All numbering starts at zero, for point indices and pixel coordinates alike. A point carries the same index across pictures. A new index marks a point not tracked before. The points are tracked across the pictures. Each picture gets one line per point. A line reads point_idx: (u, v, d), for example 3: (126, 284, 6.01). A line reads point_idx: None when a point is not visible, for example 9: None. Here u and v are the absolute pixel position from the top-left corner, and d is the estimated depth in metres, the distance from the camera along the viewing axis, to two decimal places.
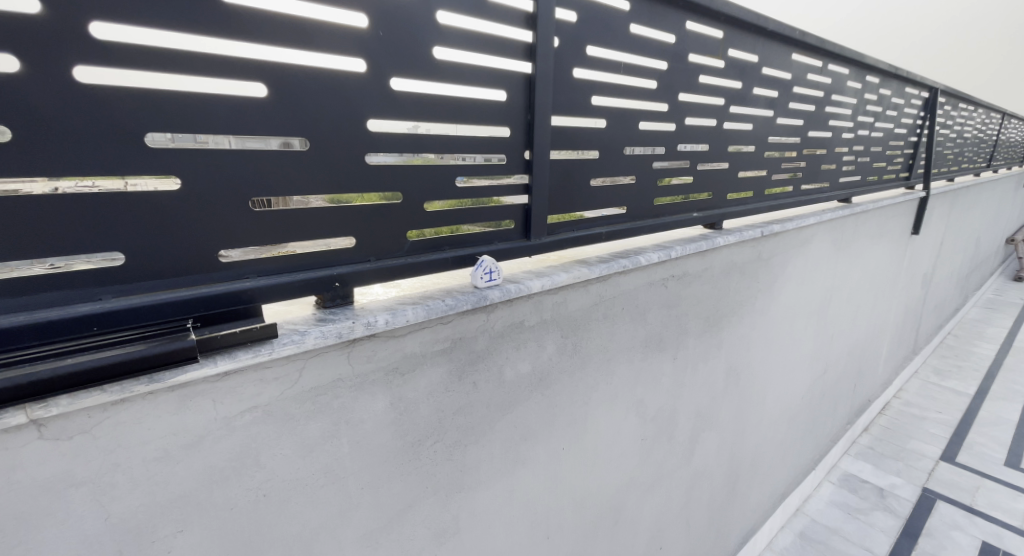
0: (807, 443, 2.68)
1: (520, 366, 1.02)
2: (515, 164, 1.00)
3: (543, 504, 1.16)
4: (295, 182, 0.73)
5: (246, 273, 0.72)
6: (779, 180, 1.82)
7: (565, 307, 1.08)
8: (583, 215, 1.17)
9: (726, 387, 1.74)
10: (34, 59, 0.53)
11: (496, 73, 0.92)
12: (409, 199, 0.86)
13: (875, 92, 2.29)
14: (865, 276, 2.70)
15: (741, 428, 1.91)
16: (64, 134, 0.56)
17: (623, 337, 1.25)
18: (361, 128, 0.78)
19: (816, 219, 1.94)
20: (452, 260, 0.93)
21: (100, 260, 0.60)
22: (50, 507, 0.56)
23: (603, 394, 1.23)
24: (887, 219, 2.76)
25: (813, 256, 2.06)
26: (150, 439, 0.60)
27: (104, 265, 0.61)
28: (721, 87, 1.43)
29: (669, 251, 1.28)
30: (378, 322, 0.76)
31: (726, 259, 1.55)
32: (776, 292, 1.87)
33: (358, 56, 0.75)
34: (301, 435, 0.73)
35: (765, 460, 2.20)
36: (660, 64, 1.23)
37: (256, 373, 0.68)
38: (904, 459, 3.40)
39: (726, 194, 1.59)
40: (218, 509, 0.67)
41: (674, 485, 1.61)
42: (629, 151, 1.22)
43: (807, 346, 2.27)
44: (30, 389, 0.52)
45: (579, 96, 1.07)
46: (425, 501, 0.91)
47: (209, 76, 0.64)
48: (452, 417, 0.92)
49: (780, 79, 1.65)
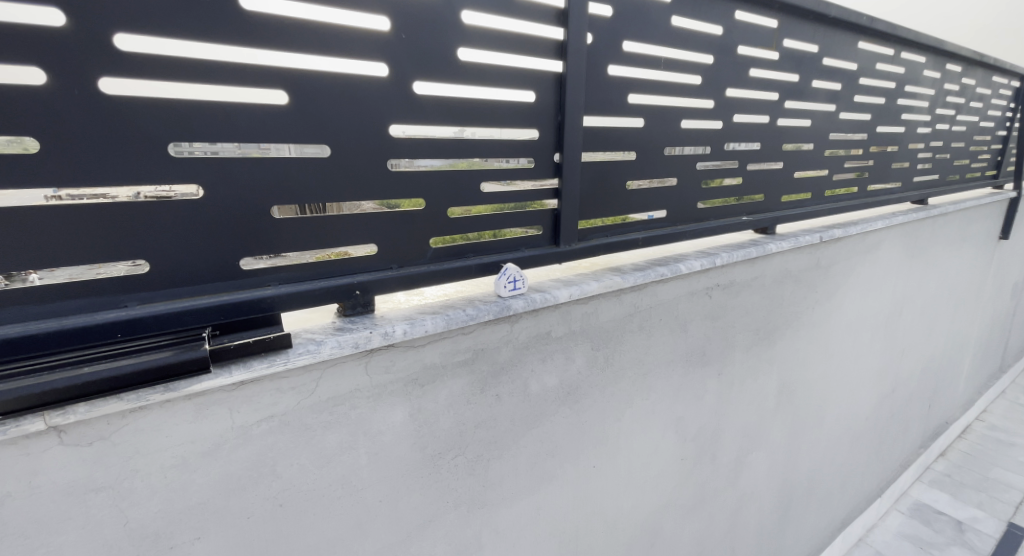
0: (872, 467, 2.45)
1: (546, 379, 0.97)
2: (544, 168, 0.95)
3: (571, 523, 1.10)
4: (315, 189, 0.72)
5: (267, 281, 0.72)
6: (842, 180, 1.67)
7: (597, 317, 1.02)
8: (618, 220, 1.11)
9: (777, 405, 1.61)
10: (63, 72, 0.55)
11: (524, 73, 0.88)
12: (432, 204, 0.84)
13: (957, 81, 2.06)
14: (943, 286, 2.44)
15: (794, 451, 1.76)
16: (92, 146, 0.57)
17: (661, 349, 1.18)
18: (382, 133, 0.76)
19: (885, 222, 1.76)
20: (476, 268, 0.90)
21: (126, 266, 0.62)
22: (72, 511, 0.57)
23: (637, 410, 1.16)
24: (969, 222, 2.48)
25: (881, 263, 1.88)
26: (168, 447, 0.61)
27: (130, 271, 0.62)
28: (775, 80, 1.32)
29: (713, 259, 1.19)
30: (396, 332, 0.74)
31: (779, 266, 1.43)
32: (836, 303, 1.71)
33: (380, 60, 0.73)
34: (318, 446, 0.72)
35: (821, 485, 2.02)
36: (705, 58, 1.14)
37: (273, 383, 0.67)
38: (987, 490, 3.05)
39: (779, 196, 1.47)
40: (234, 518, 0.67)
41: (717, 508, 1.50)
42: (669, 152, 1.15)
43: (872, 362, 2.07)
44: (48, 397, 0.53)
45: (614, 95, 1.01)
46: (446, 515, 0.88)
47: (230, 85, 0.64)
48: (474, 430, 0.89)
49: (844, 70, 1.51)
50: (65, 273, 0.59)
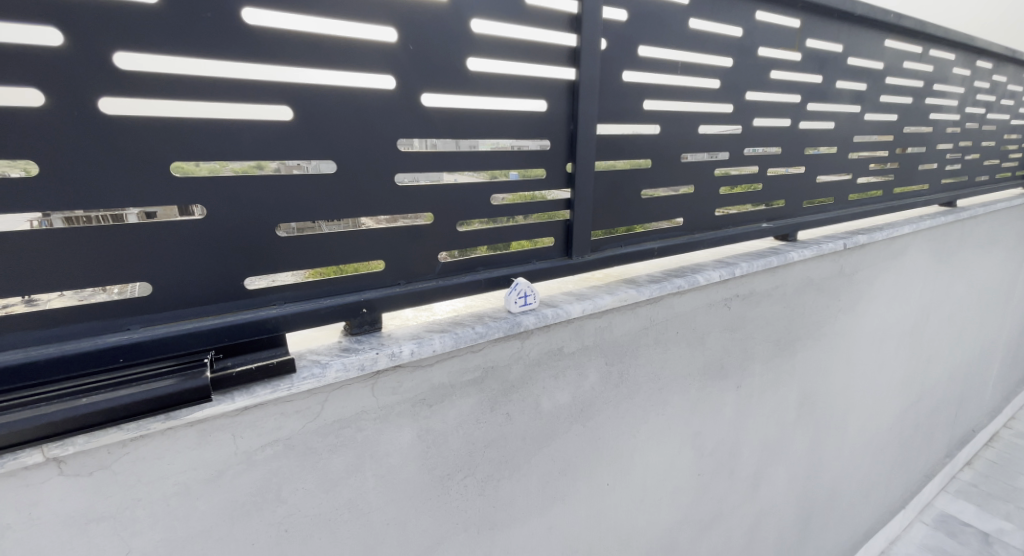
0: (895, 478, 2.37)
1: (558, 396, 0.95)
2: (556, 178, 0.92)
3: (584, 542, 1.07)
4: (320, 206, 0.70)
5: (272, 300, 0.70)
6: (866, 184, 1.61)
7: (611, 332, 0.99)
8: (632, 230, 1.08)
9: (797, 417, 1.55)
10: (61, 92, 0.53)
11: (536, 82, 0.85)
12: (440, 218, 0.81)
13: (988, 78, 1.98)
14: (971, 291, 2.35)
15: (815, 463, 1.71)
16: (92, 168, 0.56)
17: (677, 363, 1.14)
18: (389, 147, 0.73)
19: (911, 227, 1.70)
20: (486, 283, 0.87)
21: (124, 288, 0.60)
22: (73, 541, 0.56)
23: (653, 426, 1.13)
24: (999, 225, 2.39)
25: (906, 269, 1.81)
26: (170, 474, 0.60)
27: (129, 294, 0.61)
28: (798, 82, 1.27)
29: (732, 269, 1.15)
30: (403, 353, 0.72)
31: (801, 274, 1.38)
32: (860, 311, 1.65)
33: (387, 72, 0.71)
34: (324, 469, 0.70)
35: (843, 498, 1.96)
36: (724, 61, 1.10)
37: (277, 407, 0.65)
38: (1016, 500, 2.95)
39: (801, 202, 1.42)
40: (239, 544, 0.65)
41: (735, 523, 1.46)
42: (686, 158, 1.11)
43: (897, 371, 2.00)
44: (47, 429, 0.52)
45: (629, 102, 0.97)
46: (456, 537, 0.86)
47: (233, 102, 0.62)
48: (484, 449, 0.86)
49: (870, 70, 1.45)
50: (94, 285, 0.59)
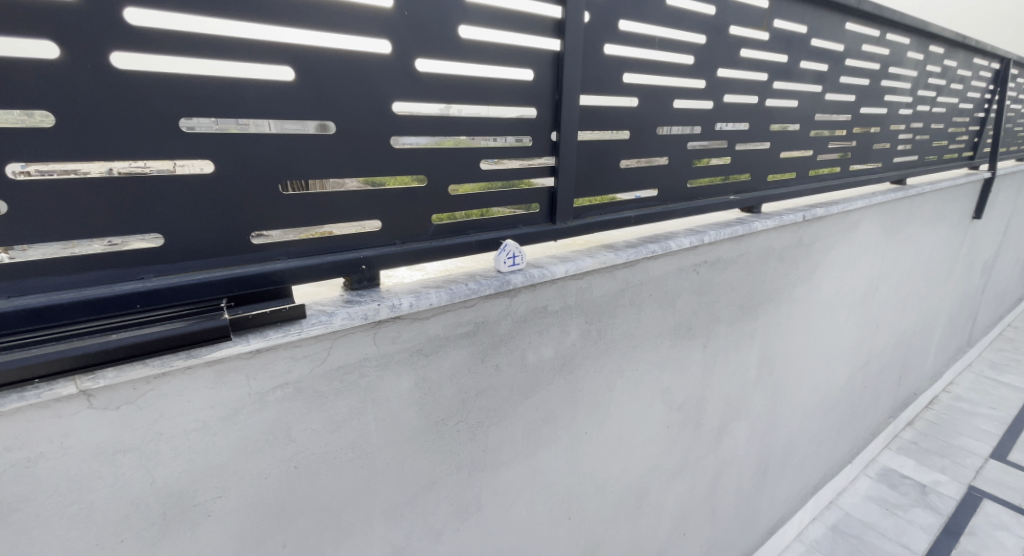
0: (844, 435, 2.59)
1: (543, 350, 1.02)
2: (541, 146, 0.98)
3: (565, 486, 1.17)
4: (324, 165, 0.73)
5: (277, 255, 0.73)
6: (826, 161, 1.72)
7: (590, 292, 1.07)
8: (612, 197, 1.15)
9: (758, 376, 1.69)
10: (74, 45, 0.55)
11: (523, 52, 0.90)
12: (434, 181, 0.86)
13: (939, 63, 2.11)
14: (917, 263, 2.55)
15: (773, 419, 1.86)
16: (102, 120, 0.58)
17: (650, 322, 1.23)
18: (386, 111, 0.77)
19: (865, 202, 1.83)
20: (477, 245, 0.93)
21: (58, 248, 0.59)
22: (100, 471, 0.61)
23: (627, 380, 1.22)
24: (945, 202, 2.57)
25: (860, 241, 1.95)
26: (191, 411, 0.65)
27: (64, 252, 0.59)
28: (765, 61, 1.35)
29: (702, 236, 1.23)
30: (402, 305, 0.77)
31: (764, 243, 1.49)
32: (816, 280, 1.79)
33: (383, 37, 0.74)
34: (329, 411, 0.76)
35: (797, 451, 2.14)
36: (698, 38, 1.17)
37: (286, 351, 0.71)
38: (950, 456, 3.24)
39: (766, 176, 1.51)
40: (253, 478, 0.71)
41: (700, 472, 1.60)
42: (662, 131, 1.18)
43: (848, 335, 2.16)
44: (80, 361, 0.57)
45: (610, 75, 1.03)
46: (449, 478, 0.93)
47: (238, 61, 0.64)
48: (475, 398, 0.93)
49: (831, 51, 1.54)
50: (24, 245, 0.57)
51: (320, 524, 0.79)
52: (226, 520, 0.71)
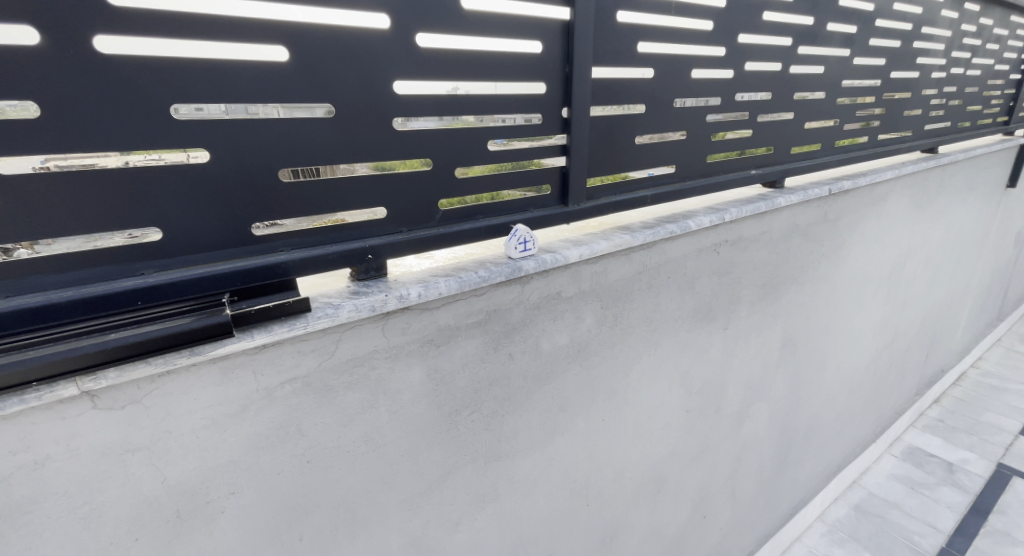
0: (868, 415, 2.53)
1: (557, 337, 0.99)
2: (552, 124, 0.93)
3: (583, 473, 1.15)
4: (323, 151, 0.70)
5: (279, 246, 0.71)
6: (852, 130, 1.63)
7: (606, 276, 1.03)
8: (627, 176, 1.09)
9: (780, 357, 1.64)
10: (54, 30, 0.51)
11: (531, 23, 0.84)
12: (440, 165, 0.82)
13: (975, 22, 1.98)
14: (947, 236, 2.44)
15: (795, 401, 1.82)
16: (88, 111, 0.55)
17: (668, 305, 1.19)
18: (386, 91, 0.73)
19: (894, 172, 1.74)
20: (486, 230, 0.89)
21: (79, 243, 0.58)
22: (109, 471, 0.60)
23: (645, 366, 1.19)
24: (978, 171, 2.45)
25: (888, 214, 1.87)
26: (198, 409, 0.64)
27: (85, 246, 0.58)
28: (789, 24, 1.26)
29: (722, 214, 1.18)
30: (411, 295, 0.74)
31: (787, 220, 1.42)
32: (841, 256, 1.71)
33: (381, 11, 0.69)
34: (340, 406, 0.75)
35: (819, 432, 2.10)
36: (717, 2, 1.09)
37: (293, 346, 0.69)
38: (978, 433, 3.16)
39: (790, 148, 1.44)
40: (266, 474, 0.70)
41: (721, 456, 1.57)
42: (678, 103, 1.11)
43: (874, 313, 2.09)
44: (80, 362, 0.56)
45: (623, 44, 0.97)
46: (465, 468, 0.92)
47: (228, 41, 0.60)
48: (489, 388, 0.91)
49: (860, 12, 1.44)
50: (22, 241, 0.55)
51: (336, 518, 0.78)
52: (240, 516, 0.70)
